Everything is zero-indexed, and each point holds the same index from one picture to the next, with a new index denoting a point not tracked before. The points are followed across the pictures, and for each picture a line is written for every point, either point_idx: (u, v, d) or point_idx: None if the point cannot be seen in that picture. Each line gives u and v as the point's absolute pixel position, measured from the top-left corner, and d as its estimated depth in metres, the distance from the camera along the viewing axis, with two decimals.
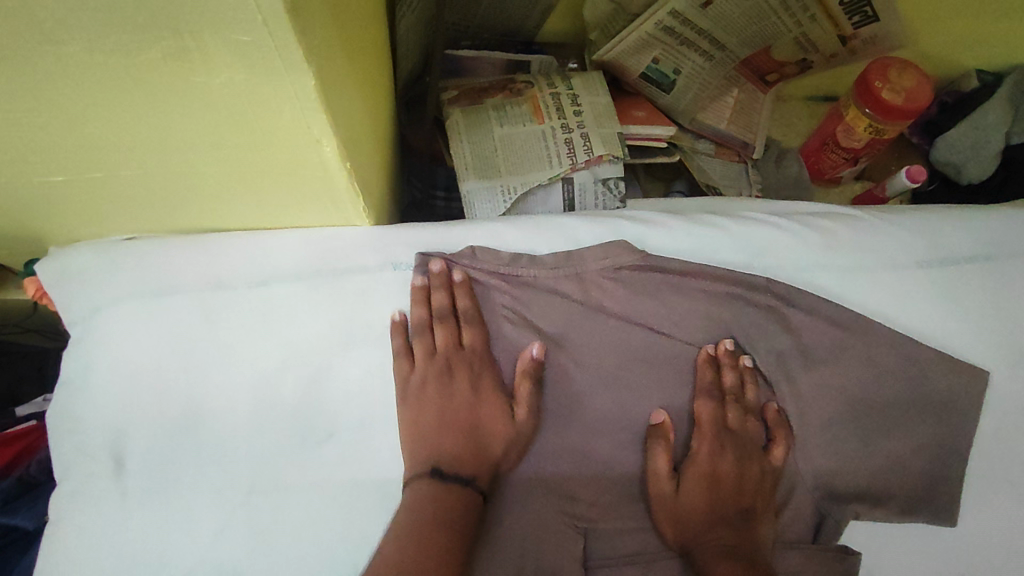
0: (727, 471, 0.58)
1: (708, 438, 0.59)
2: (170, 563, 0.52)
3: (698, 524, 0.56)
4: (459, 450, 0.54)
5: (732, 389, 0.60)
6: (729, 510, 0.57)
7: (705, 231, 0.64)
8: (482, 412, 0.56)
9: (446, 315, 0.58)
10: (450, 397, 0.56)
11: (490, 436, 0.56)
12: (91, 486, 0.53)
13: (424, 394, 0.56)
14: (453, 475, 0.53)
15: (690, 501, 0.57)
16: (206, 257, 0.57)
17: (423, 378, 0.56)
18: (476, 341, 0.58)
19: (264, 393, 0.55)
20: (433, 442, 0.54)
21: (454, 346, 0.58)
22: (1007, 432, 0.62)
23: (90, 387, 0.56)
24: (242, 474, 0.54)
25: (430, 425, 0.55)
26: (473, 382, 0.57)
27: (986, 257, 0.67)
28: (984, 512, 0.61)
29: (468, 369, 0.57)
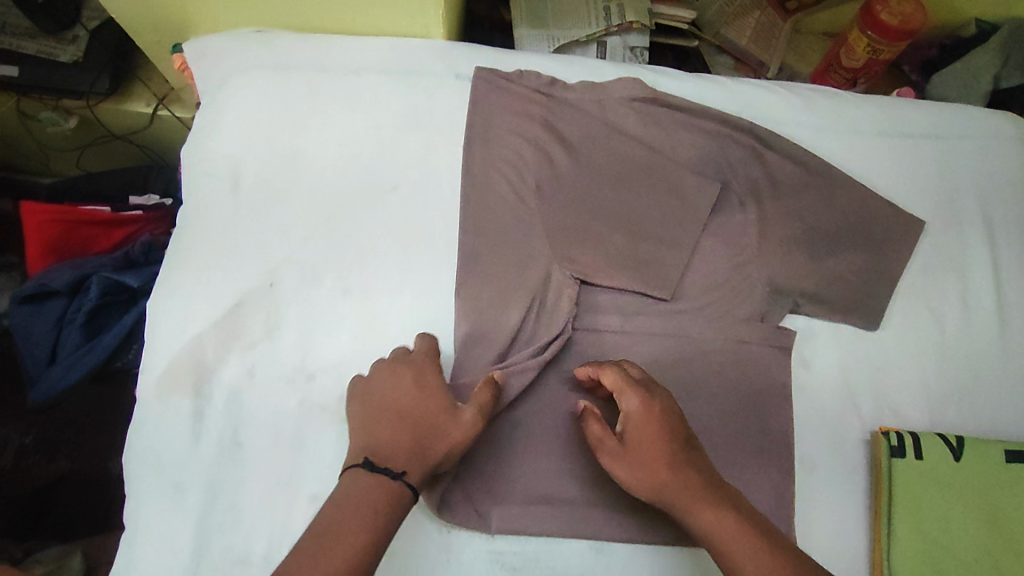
0: (657, 424, 0.57)
1: (634, 397, 0.59)
2: (266, 259, 0.69)
3: (662, 466, 0.55)
4: (400, 445, 0.54)
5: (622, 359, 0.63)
6: (675, 445, 0.57)
7: (707, 84, 0.80)
8: (427, 409, 0.57)
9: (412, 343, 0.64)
10: (391, 387, 0.59)
11: (415, 423, 0.56)
12: (214, 195, 0.71)
13: (373, 385, 0.60)
14: (383, 466, 0.53)
15: (639, 443, 0.57)
16: (317, 47, 0.75)
17: (377, 374, 0.61)
18: (427, 355, 0.62)
19: (348, 151, 0.72)
20: (379, 434, 0.56)
21: (404, 355, 0.62)
22: (935, 272, 0.76)
23: (217, 129, 0.73)
24: (324, 207, 0.71)
25: (379, 426, 0.56)
26: (412, 387, 0.58)
27: (939, 136, 0.80)
28: (906, 327, 0.74)
29: (409, 368, 0.60)
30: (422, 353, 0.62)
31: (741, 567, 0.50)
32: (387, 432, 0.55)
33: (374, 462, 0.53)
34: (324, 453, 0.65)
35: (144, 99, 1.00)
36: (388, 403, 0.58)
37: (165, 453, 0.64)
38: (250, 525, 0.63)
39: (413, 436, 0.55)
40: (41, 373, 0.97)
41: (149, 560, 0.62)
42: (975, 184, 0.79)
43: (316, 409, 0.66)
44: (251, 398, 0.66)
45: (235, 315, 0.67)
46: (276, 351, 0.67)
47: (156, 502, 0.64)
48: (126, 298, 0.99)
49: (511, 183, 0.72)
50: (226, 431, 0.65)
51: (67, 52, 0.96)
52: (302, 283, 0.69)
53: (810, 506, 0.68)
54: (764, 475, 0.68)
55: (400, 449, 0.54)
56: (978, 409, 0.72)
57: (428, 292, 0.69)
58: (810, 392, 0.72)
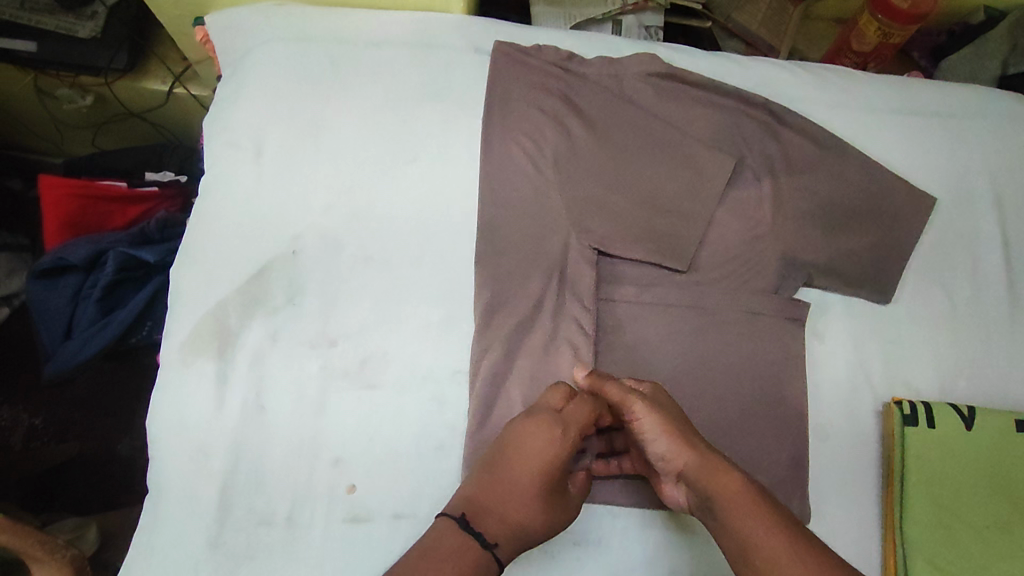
0: (672, 403, 0.59)
1: (647, 384, 0.61)
2: (289, 227, 0.70)
3: (686, 440, 0.55)
4: (502, 520, 0.54)
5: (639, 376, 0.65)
6: (687, 421, 0.58)
7: (721, 62, 0.81)
8: (535, 479, 0.55)
9: (566, 390, 0.60)
10: (524, 448, 0.56)
11: (522, 499, 0.55)
12: (237, 164, 0.72)
13: (510, 438, 0.57)
14: (479, 533, 0.52)
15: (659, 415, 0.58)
16: (339, 21, 0.77)
17: (534, 420, 0.57)
18: (577, 416, 0.58)
19: (368, 122, 0.73)
20: (486, 502, 0.55)
21: (553, 408, 0.58)
22: (946, 248, 0.77)
23: (240, 101, 0.74)
24: (345, 176, 0.71)
25: (486, 490, 0.55)
26: (545, 456, 0.55)
27: (949, 114, 0.81)
28: (917, 302, 0.75)
29: (551, 427, 0.57)
30: (576, 416, 0.58)
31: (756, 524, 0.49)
32: (501, 504, 0.54)
33: (470, 521, 0.53)
34: (346, 417, 0.65)
35: (159, 77, 1.02)
36: (506, 466, 0.56)
37: (190, 416, 0.65)
38: (273, 488, 0.63)
39: (513, 510, 0.54)
40: (56, 348, 0.99)
41: (172, 520, 0.62)
42: (985, 162, 0.80)
43: (338, 375, 0.66)
44: (274, 362, 0.67)
45: (259, 281, 0.68)
46: (298, 316, 0.68)
47: (179, 464, 0.64)
48: (142, 273, 0.99)
49: (529, 154, 0.73)
50: (250, 395, 0.65)
51: (86, 27, 0.95)
52: (323, 251, 0.69)
53: (824, 477, 0.69)
54: (780, 443, 0.68)
55: (500, 519, 0.54)
56: (988, 381, 0.73)
57: (448, 261, 0.70)
58: (824, 364, 0.72)
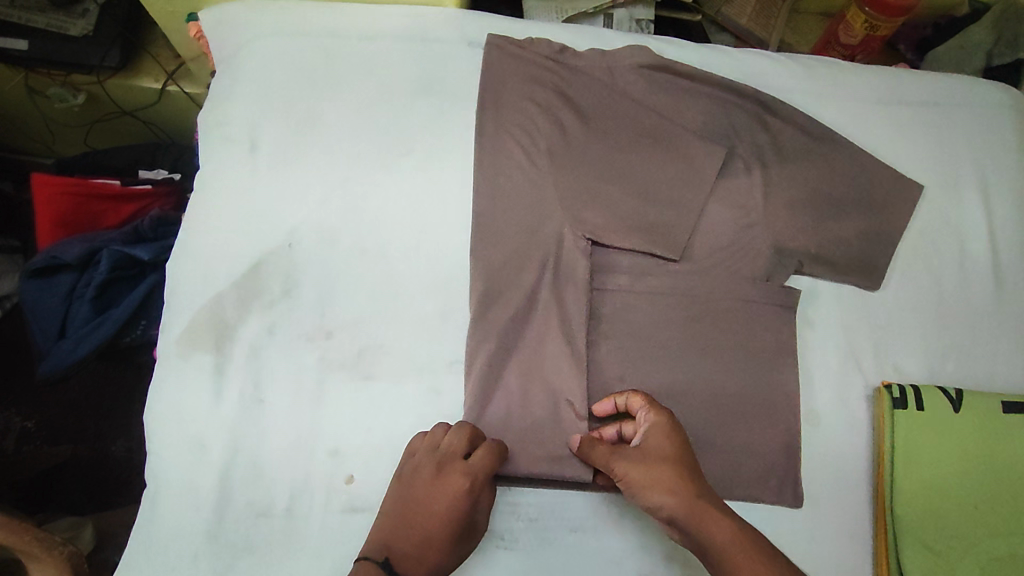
0: (679, 440, 0.61)
1: (660, 414, 0.62)
2: (283, 221, 0.70)
3: (692, 489, 0.57)
4: (407, 558, 0.58)
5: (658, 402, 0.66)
6: (691, 459, 0.60)
7: (712, 54, 0.82)
8: (432, 521, 0.59)
9: (462, 434, 0.62)
10: (426, 500, 0.60)
11: (430, 546, 0.59)
12: (231, 159, 0.72)
13: (415, 483, 0.61)
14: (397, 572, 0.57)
15: (662, 455, 0.60)
16: (332, 15, 0.77)
17: (418, 465, 0.61)
18: (479, 468, 0.60)
19: (362, 116, 0.74)
20: (396, 537, 0.59)
21: (456, 457, 0.61)
22: (933, 234, 0.78)
23: (234, 95, 0.74)
24: (339, 170, 0.72)
25: (396, 527, 0.60)
26: (445, 510, 0.59)
27: (935, 104, 0.83)
28: (906, 288, 0.76)
29: (449, 483, 0.60)
30: (479, 468, 0.60)
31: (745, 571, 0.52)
32: (407, 541, 0.59)
33: (391, 565, 0.57)
34: (344, 409, 0.66)
35: (152, 75, 1.02)
36: (407, 507, 0.60)
37: (187, 410, 0.65)
38: (272, 480, 0.64)
39: (419, 549, 0.59)
40: (51, 347, 0.98)
41: (170, 513, 0.62)
42: (970, 150, 0.81)
43: (335, 366, 0.67)
44: (271, 355, 0.67)
45: (255, 274, 0.68)
46: (294, 309, 0.68)
47: (177, 456, 0.64)
48: (137, 272, 0.99)
49: (523, 146, 0.73)
50: (247, 388, 0.66)
51: (77, 25, 0.96)
52: (318, 244, 0.70)
53: (817, 460, 0.70)
54: (772, 427, 0.69)
55: (412, 558, 0.58)
56: (975, 364, 0.74)
57: (443, 252, 0.71)
58: (814, 350, 0.73)
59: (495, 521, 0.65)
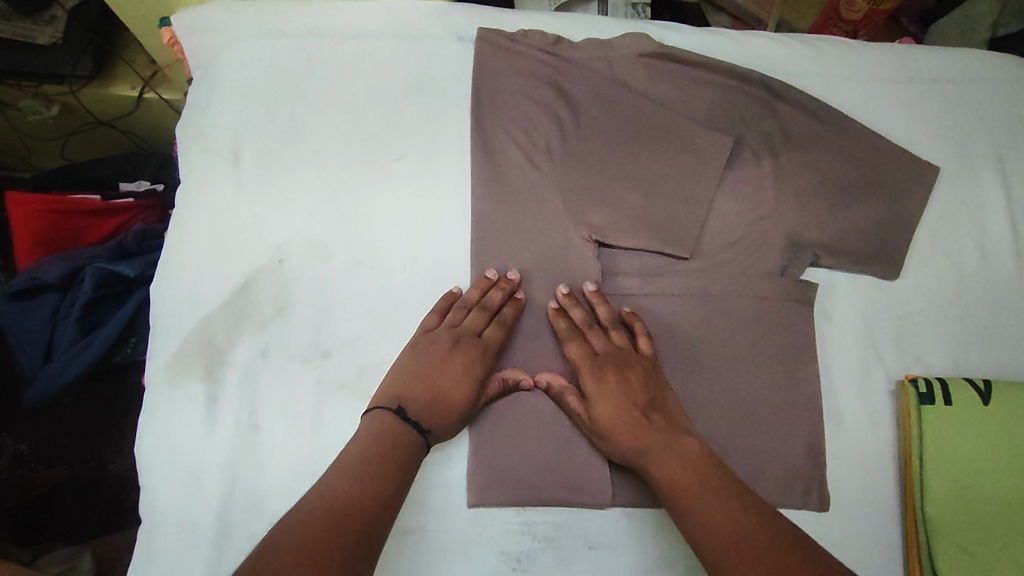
0: (613, 396, 0.61)
1: (587, 374, 0.62)
2: (272, 234, 0.66)
3: (638, 447, 0.59)
4: (418, 399, 0.59)
5: (587, 324, 0.65)
6: (628, 409, 0.60)
7: (715, 38, 0.79)
8: (448, 370, 0.61)
9: (484, 305, 0.64)
10: (446, 367, 0.61)
11: (449, 403, 0.60)
12: (214, 171, 0.68)
13: (431, 350, 0.62)
14: (413, 419, 0.58)
15: (604, 416, 0.60)
16: (311, 14, 0.73)
17: (435, 337, 0.62)
18: (495, 340, 0.63)
19: (350, 118, 0.70)
20: (405, 388, 0.60)
21: (473, 333, 0.63)
22: (952, 218, 0.75)
23: (213, 103, 0.71)
24: (329, 176, 0.68)
25: (408, 378, 0.60)
26: (461, 376, 0.61)
27: (948, 80, 0.79)
28: (924, 275, 0.73)
29: (470, 351, 0.62)
30: (492, 341, 0.63)
31: (693, 508, 0.54)
32: (415, 390, 0.60)
33: (405, 412, 0.58)
34: (346, 432, 0.62)
35: (128, 82, 0.97)
36: (426, 369, 0.61)
37: (180, 440, 0.61)
38: (274, 509, 0.60)
39: (432, 403, 0.59)
40: (37, 371, 0.93)
41: (168, 550, 0.59)
42: (986, 127, 0.78)
43: (334, 387, 0.63)
44: (265, 376, 0.63)
45: (245, 293, 0.64)
46: (287, 328, 0.64)
47: (172, 491, 0.60)
48: (122, 289, 0.95)
49: (522, 147, 0.70)
50: (242, 414, 0.62)
51: (45, 33, 0.92)
52: (312, 258, 0.66)
53: (841, 460, 0.67)
54: (795, 428, 0.67)
55: (419, 405, 0.59)
56: (1000, 351, 0.71)
57: (443, 259, 0.67)
58: (834, 345, 0.70)
59: (513, 544, 0.62)
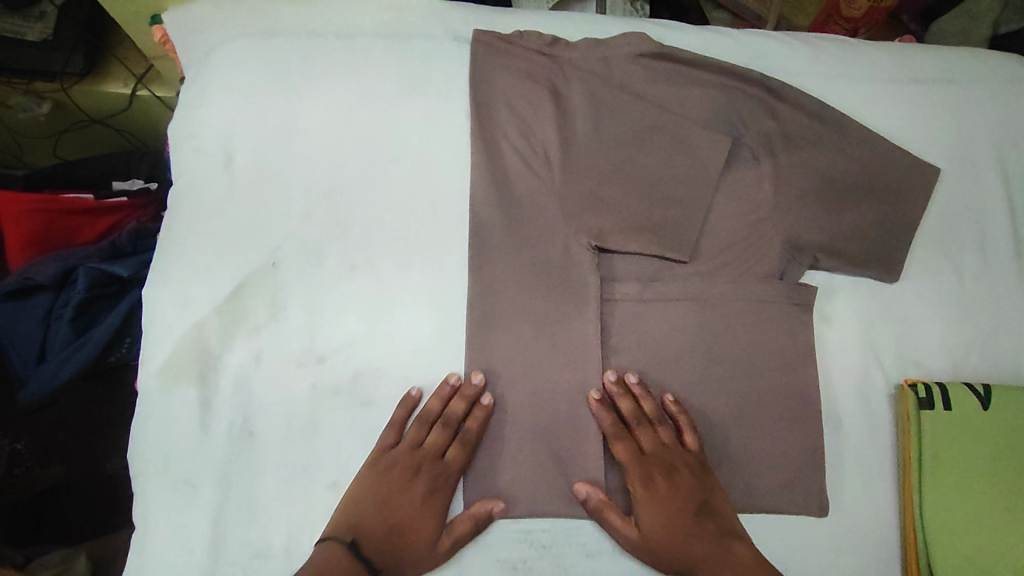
0: (666, 503, 0.61)
1: (636, 477, 0.62)
2: (265, 239, 0.65)
3: (694, 556, 0.59)
4: (373, 532, 0.58)
5: (635, 418, 0.64)
6: (681, 515, 0.60)
7: (713, 37, 0.78)
8: (403, 503, 0.59)
9: (445, 422, 0.62)
10: (403, 494, 0.59)
11: (412, 531, 0.58)
12: (205, 174, 0.67)
13: (392, 476, 0.60)
14: (373, 561, 0.56)
15: (653, 523, 0.60)
16: (305, 14, 0.72)
17: (395, 462, 0.60)
18: (455, 462, 0.61)
19: (343, 119, 0.69)
20: (360, 517, 0.58)
21: (434, 456, 0.61)
22: (952, 220, 0.74)
23: (205, 103, 0.70)
24: (323, 179, 0.67)
25: (370, 508, 0.59)
26: (418, 511, 0.59)
27: (950, 80, 0.78)
28: (924, 277, 0.72)
29: (427, 480, 0.60)
30: (455, 465, 0.61)
31: None
32: (374, 527, 0.58)
33: (359, 546, 0.57)
34: (341, 439, 0.62)
35: (121, 79, 0.96)
36: (384, 499, 0.59)
37: (173, 446, 0.61)
38: (268, 516, 0.60)
39: (392, 535, 0.58)
40: (30, 372, 0.91)
41: (162, 557, 0.59)
42: (987, 127, 0.77)
43: (329, 393, 0.62)
44: (259, 382, 0.62)
45: (237, 298, 0.64)
46: (281, 333, 0.63)
47: (165, 498, 0.60)
48: (116, 288, 0.94)
49: (518, 151, 0.69)
50: (236, 420, 0.61)
51: (34, 30, 0.90)
52: (305, 263, 0.65)
53: (839, 466, 0.67)
54: (793, 432, 0.66)
55: (381, 545, 0.57)
56: (999, 354, 0.71)
57: (438, 263, 0.66)
58: (833, 349, 0.70)
59: (512, 552, 0.61)
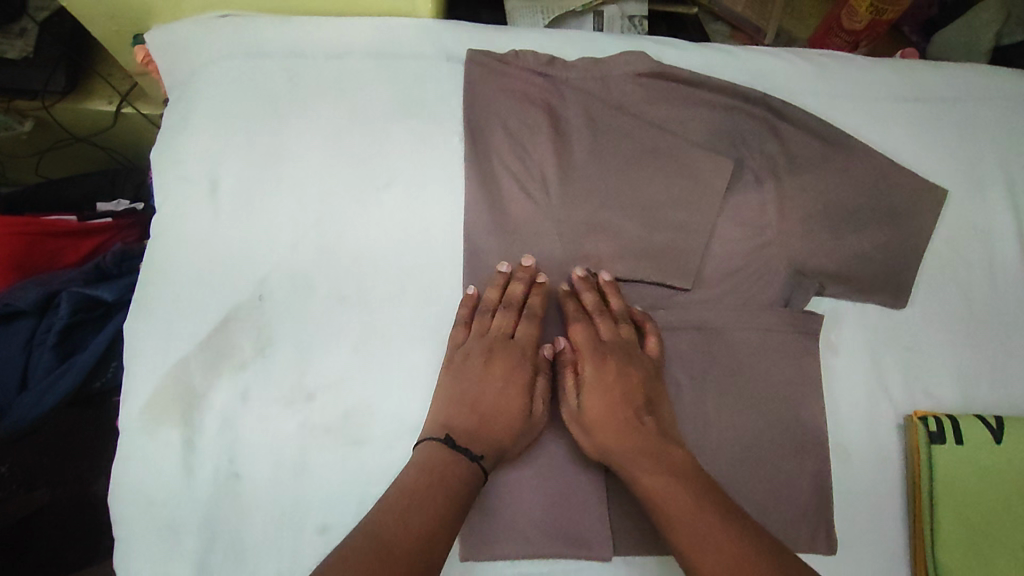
0: (610, 391, 0.62)
1: (590, 359, 0.64)
2: (251, 270, 0.63)
3: (616, 438, 0.60)
4: (466, 423, 0.59)
5: (597, 307, 0.65)
6: (625, 414, 0.61)
7: (713, 53, 0.75)
8: (486, 384, 0.61)
9: (506, 305, 0.63)
10: (483, 377, 0.61)
11: (500, 417, 0.60)
12: (192, 204, 0.65)
13: (467, 365, 0.62)
14: (464, 449, 0.58)
15: (592, 409, 0.61)
16: (292, 32, 0.70)
17: (468, 351, 0.62)
18: (526, 337, 0.64)
19: (332, 142, 0.67)
20: (450, 415, 0.60)
21: (503, 336, 0.63)
22: (959, 243, 0.72)
23: (190, 128, 0.67)
24: (314, 206, 0.65)
25: (468, 391, 0.61)
26: (502, 387, 0.61)
27: (955, 99, 0.77)
28: (931, 303, 0.70)
29: (507, 355, 0.63)
30: (525, 341, 0.64)
31: (680, 524, 0.55)
32: (465, 415, 0.60)
33: (454, 440, 0.58)
34: (331, 479, 0.59)
35: (104, 97, 0.94)
36: (473, 386, 0.61)
37: (156, 490, 0.58)
38: (257, 563, 0.57)
39: (483, 426, 0.60)
40: (11, 401, 0.87)
41: None
42: (995, 148, 0.75)
43: (319, 431, 0.60)
44: (246, 421, 0.60)
45: (223, 332, 0.61)
46: (269, 369, 0.61)
47: (148, 545, 0.57)
48: (101, 313, 0.91)
49: (514, 174, 0.67)
50: (222, 461, 0.59)
51: (15, 47, 0.87)
52: (294, 293, 0.63)
53: (848, 501, 0.64)
54: (799, 466, 0.64)
55: (479, 432, 0.59)
56: (1010, 382, 0.69)
57: (433, 292, 0.64)
58: (841, 378, 0.67)
59: None
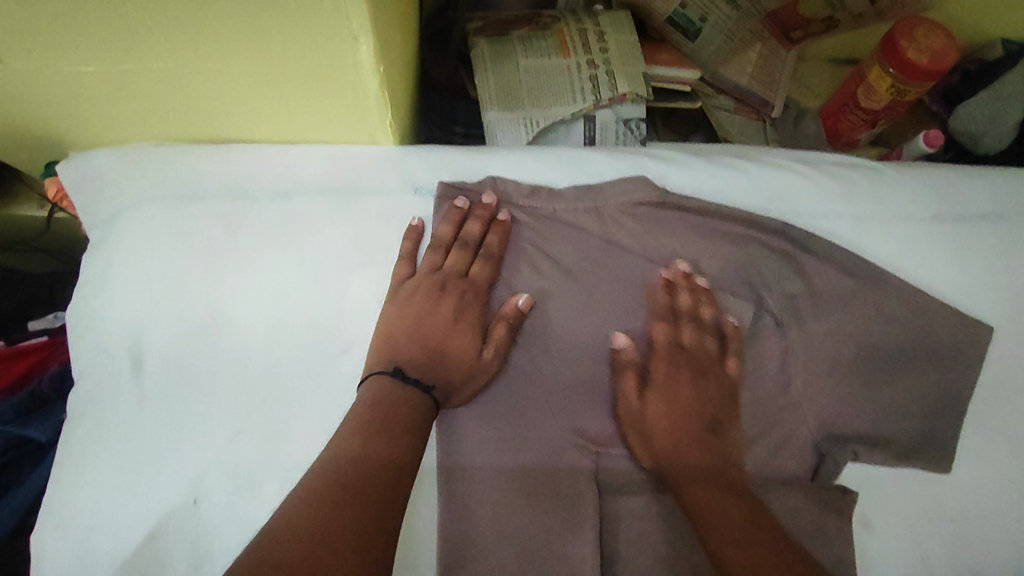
0: (680, 404, 0.57)
1: (663, 364, 0.58)
2: (183, 469, 0.52)
3: (674, 451, 0.55)
4: (411, 356, 0.54)
5: (688, 310, 0.60)
6: (696, 428, 0.57)
7: (722, 171, 0.65)
8: (436, 315, 0.56)
9: (463, 241, 0.59)
10: (431, 313, 0.56)
11: (452, 354, 0.55)
12: (114, 384, 0.54)
13: (415, 300, 0.56)
14: (410, 378, 0.53)
15: (656, 420, 0.56)
16: (229, 163, 0.59)
17: (416, 286, 0.57)
18: (481, 276, 0.58)
19: (278, 299, 0.57)
20: (394, 357, 0.54)
21: (458, 274, 0.58)
22: (1010, 391, 0.63)
23: (110, 286, 0.57)
24: (257, 385, 0.55)
25: (410, 324, 0.55)
26: (450, 320, 0.56)
27: (999, 215, 0.67)
28: (979, 465, 0.61)
29: (457, 294, 0.57)
30: (480, 277, 0.58)
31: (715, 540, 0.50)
32: (411, 350, 0.55)
33: (403, 372, 0.53)
34: None
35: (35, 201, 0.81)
36: (419, 314, 0.56)
37: None
38: None
39: (432, 366, 0.54)
40: None
41: None
42: None
43: None
44: None
45: (148, 549, 0.50)
46: None
47: None
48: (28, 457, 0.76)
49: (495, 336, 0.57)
50: None
51: None
52: (235, 494, 0.52)
53: None
54: None
55: (420, 368, 0.54)
56: None
57: None
58: (879, 562, 0.58)
59: None
